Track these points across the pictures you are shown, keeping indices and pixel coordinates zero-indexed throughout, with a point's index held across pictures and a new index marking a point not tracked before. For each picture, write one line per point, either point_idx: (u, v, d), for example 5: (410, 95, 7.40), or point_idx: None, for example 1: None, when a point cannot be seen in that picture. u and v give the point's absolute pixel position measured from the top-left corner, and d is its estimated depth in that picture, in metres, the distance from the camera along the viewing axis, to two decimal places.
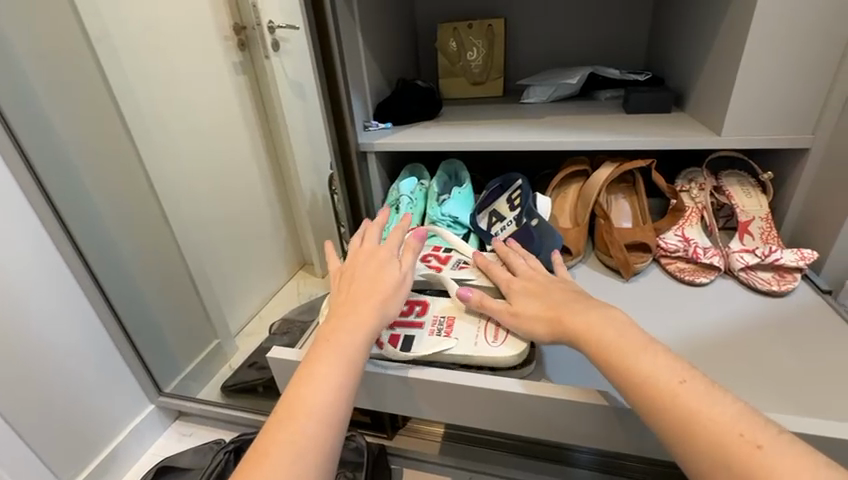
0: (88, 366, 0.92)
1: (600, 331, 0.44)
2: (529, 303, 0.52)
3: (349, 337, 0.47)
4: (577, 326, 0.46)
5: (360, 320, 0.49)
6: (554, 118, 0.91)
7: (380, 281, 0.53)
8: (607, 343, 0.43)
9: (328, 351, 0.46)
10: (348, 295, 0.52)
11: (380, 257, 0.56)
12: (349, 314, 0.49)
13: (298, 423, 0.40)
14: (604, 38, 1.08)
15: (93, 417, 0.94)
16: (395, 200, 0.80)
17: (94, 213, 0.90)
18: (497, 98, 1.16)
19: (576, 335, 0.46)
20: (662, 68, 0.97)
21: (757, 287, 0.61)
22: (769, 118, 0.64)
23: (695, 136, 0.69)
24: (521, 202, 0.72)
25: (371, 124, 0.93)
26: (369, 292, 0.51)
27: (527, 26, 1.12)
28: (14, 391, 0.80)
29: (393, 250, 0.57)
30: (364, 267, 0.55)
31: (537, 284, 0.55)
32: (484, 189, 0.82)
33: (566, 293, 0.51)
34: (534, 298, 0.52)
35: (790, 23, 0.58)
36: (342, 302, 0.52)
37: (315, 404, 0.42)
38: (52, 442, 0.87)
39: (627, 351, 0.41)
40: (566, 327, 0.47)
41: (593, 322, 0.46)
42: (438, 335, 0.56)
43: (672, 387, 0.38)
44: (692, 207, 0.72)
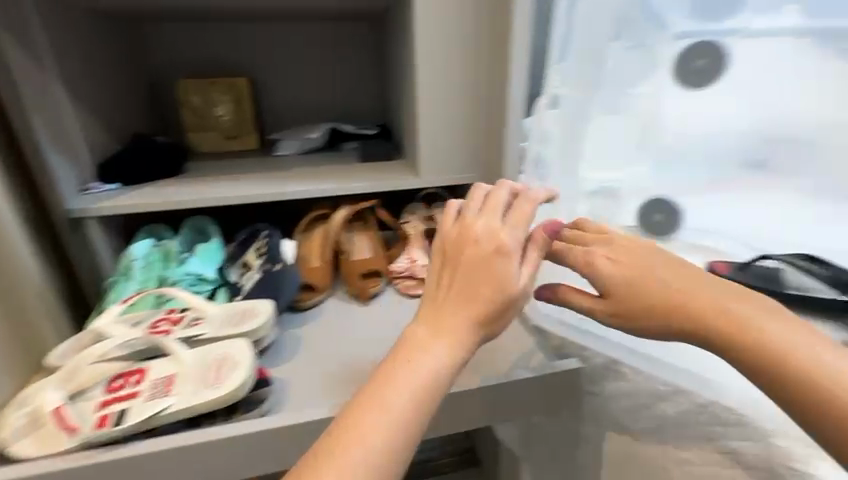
0: None
1: (686, 285, 0.43)
2: (611, 266, 0.47)
3: (438, 352, 0.40)
4: (643, 283, 0.45)
5: (457, 333, 0.41)
6: (301, 170, 0.99)
7: (481, 291, 0.42)
8: (686, 297, 0.42)
9: (405, 364, 0.39)
10: (449, 290, 0.43)
11: (501, 237, 0.45)
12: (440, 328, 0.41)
13: (350, 451, 0.34)
14: (343, 100, 1.24)
15: None
16: (126, 266, 0.73)
17: None
18: (252, 151, 1.18)
19: (633, 294, 0.45)
20: (390, 126, 1.18)
21: None
22: (450, 163, 0.83)
23: (404, 179, 0.86)
24: (267, 250, 0.76)
25: (92, 186, 0.83)
26: (463, 304, 0.42)
27: (272, 86, 1.20)
28: None
29: (516, 232, 0.47)
30: (477, 254, 0.44)
31: (630, 258, 0.48)
32: (234, 242, 0.83)
33: (642, 255, 0.47)
34: (635, 278, 0.46)
35: (444, 95, 0.78)
36: (441, 295, 0.43)
37: (371, 429, 0.35)
38: None
39: (697, 305, 0.42)
40: (626, 285, 0.46)
41: (672, 287, 0.44)
42: (156, 398, 0.47)
43: (756, 327, 0.39)
44: (413, 233, 0.88)
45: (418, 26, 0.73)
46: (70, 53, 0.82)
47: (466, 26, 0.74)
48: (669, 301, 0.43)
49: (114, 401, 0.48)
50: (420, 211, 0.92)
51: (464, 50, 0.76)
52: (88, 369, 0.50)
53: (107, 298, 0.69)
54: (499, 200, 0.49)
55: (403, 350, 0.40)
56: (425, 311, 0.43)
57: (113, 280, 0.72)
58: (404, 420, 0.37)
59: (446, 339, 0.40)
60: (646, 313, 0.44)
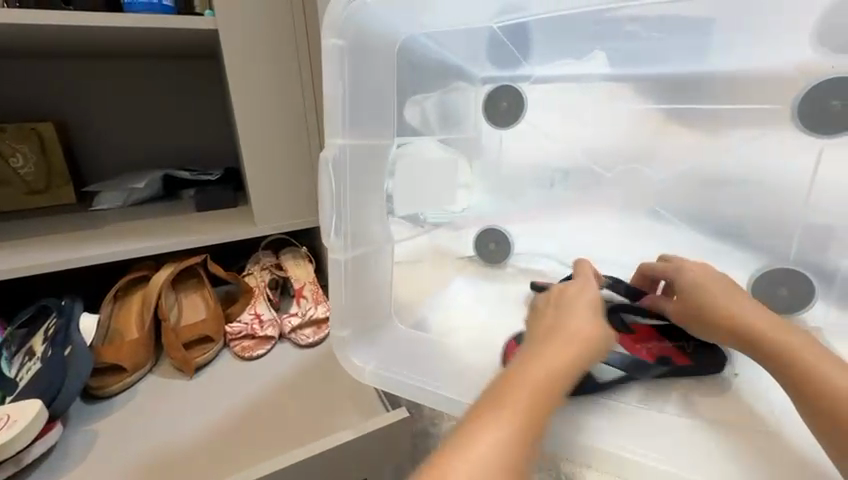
0: None
1: (719, 289, 0.48)
2: (695, 269, 0.52)
3: (545, 395, 0.36)
4: (698, 284, 0.50)
5: (562, 372, 0.37)
6: (122, 226, 0.86)
7: (562, 357, 0.38)
8: (718, 294, 0.48)
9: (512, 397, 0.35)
10: (547, 329, 0.41)
11: (587, 304, 0.45)
12: (519, 399, 0.35)
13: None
14: (185, 142, 1.14)
15: None
16: None
17: None
18: (67, 207, 1.01)
19: (697, 295, 0.49)
20: (239, 168, 1.10)
21: (301, 343, 0.73)
22: (287, 208, 0.80)
23: (240, 229, 0.80)
24: (56, 330, 0.63)
25: None
26: (545, 373, 0.37)
27: (91, 131, 1.05)
28: None
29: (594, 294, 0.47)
30: (560, 323, 0.42)
31: (704, 280, 0.50)
32: (16, 324, 0.68)
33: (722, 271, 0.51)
34: (702, 292, 0.49)
35: (269, 140, 0.75)
36: (545, 332, 0.41)
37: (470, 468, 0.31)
38: None
39: (725, 303, 0.46)
40: (691, 282, 0.50)
41: (726, 289, 0.48)
42: None
43: (763, 327, 0.43)
44: (256, 286, 0.81)
45: (227, 68, 0.69)
46: None
47: (283, 69, 0.73)
48: (711, 299, 0.48)
49: None
50: (266, 258, 0.86)
51: (285, 93, 0.74)
52: None
53: None
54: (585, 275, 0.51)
55: (479, 412, 0.35)
56: (528, 346, 0.40)
57: None
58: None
59: (524, 417, 0.34)
60: (696, 306, 0.48)
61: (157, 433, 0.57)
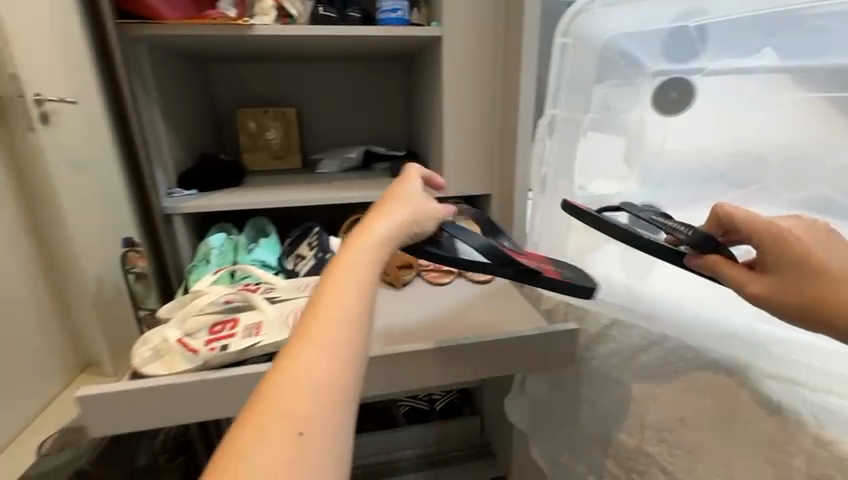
0: None
1: (827, 260, 0.47)
2: (797, 233, 0.50)
3: (370, 263, 0.43)
4: (803, 256, 0.48)
5: (378, 242, 0.45)
6: (342, 182, 1.16)
7: (386, 238, 0.46)
8: (831, 266, 0.47)
9: (345, 273, 0.40)
10: (369, 220, 0.49)
11: (410, 197, 0.54)
12: (348, 269, 0.41)
13: (306, 359, 0.33)
14: (375, 126, 1.44)
15: None
16: (205, 253, 0.90)
17: None
18: (294, 169, 1.36)
19: (795, 267, 0.48)
20: (415, 149, 1.37)
21: (476, 278, 0.93)
22: (468, 174, 1.02)
23: (432, 189, 1.04)
24: (318, 242, 0.93)
25: (175, 191, 0.99)
26: (370, 246, 0.44)
27: (315, 114, 1.41)
28: None
29: (406, 194, 0.55)
30: (383, 214, 0.50)
31: (781, 251, 0.50)
32: (287, 238, 0.99)
33: (819, 231, 0.50)
34: (788, 272, 0.49)
35: (465, 120, 0.97)
36: (368, 223, 0.48)
37: (324, 334, 0.35)
38: None
39: (834, 285, 0.46)
40: (790, 252, 0.49)
41: (837, 259, 0.48)
42: (250, 336, 0.62)
43: None
44: None
45: (443, 69, 0.94)
46: (167, 81, 1.02)
47: (480, 70, 0.95)
48: (821, 273, 0.47)
49: (216, 338, 0.62)
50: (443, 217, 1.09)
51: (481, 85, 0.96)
52: (198, 316, 0.64)
53: (192, 278, 0.86)
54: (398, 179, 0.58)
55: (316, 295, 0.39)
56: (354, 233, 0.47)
57: (193, 265, 0.89)
58: (338, 341, 0.35)
59: (354, 283, 0.40)
60: (794, 281, 0.48)
61: (387, 318, 0.81)
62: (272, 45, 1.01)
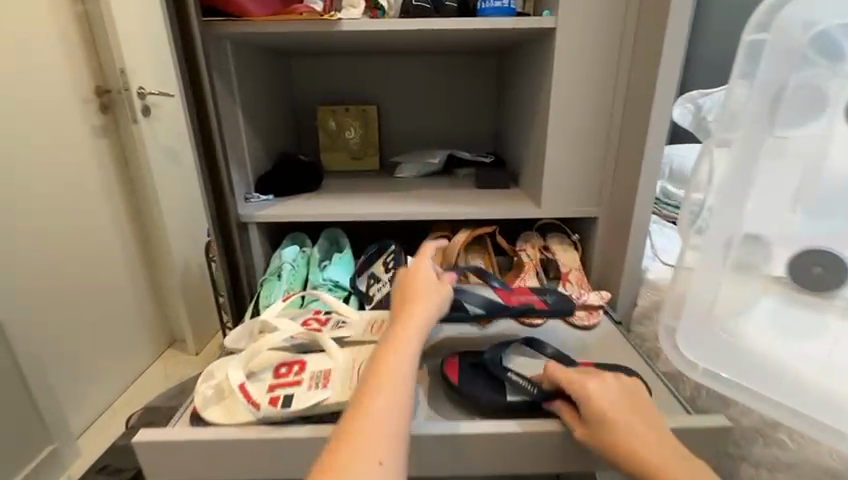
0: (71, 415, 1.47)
1: (642, 438, 0.47)
2: (597, 396, 0.51)
3: (411, 336, 0.52)
4: (616, 436, 0.48)
5: (415, 319, 0.54)
6: (423, 191, 1.06)
7: (419, 315, 0.55)
8: (649, 457, 0.45)
9: (396, 343, 0.50)
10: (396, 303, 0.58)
11: (422, 278, 0.62)
12: (400, 339, 0.51)
13: (380, 405, 0.43)
14: (459, 126, 1.32)
15: None
16: (277, 268, 0.84)
17: None
18: (374, 172, 1.27)
19: (612, 445, 0.48)
20: (503, 154, 1.22)
21: (575, 323, 0.80)
22: (572, 194, 0.86)
23: (526, 209, 0.89)
24: (395, 263, 0.83)
25: (252, 196, 0.96)
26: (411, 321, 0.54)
27: (396, 112, 1.31)
28: None
29: (424, 275, 0.63)
30: (411, 292, 0.60)
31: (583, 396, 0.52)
32: (362, 254, 0.91)
33: (618, 396, 0.52)
34: (596, 413, 0.50)
35: (574, 129, 0.81)
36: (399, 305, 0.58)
37: (389, 388, 0.45)
38: None
39: (630, 434, 0.48)
40: (606, 419, 0.50)
41: (642, 440, 0.47)
42: (316, 388, 0.54)
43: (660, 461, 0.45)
44: (530, 262, 0.91)
45: (554, 67, 0.78)
46: (250, 79, 0.97)
47: (601, 67, 0.78)
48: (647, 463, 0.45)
49: (280, 385, 0.55)
50: (536, 240, 0.95)
51: (600, 86, 0.79)
52: (265, 353, 0.59)
53: (262, 295, 0.80)
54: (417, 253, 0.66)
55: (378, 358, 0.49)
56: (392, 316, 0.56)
57: (265, 279, 0.83)
58: (400, 393, 0.45)
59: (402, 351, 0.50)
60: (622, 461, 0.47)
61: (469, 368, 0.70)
62: (358, 39, 0.92)
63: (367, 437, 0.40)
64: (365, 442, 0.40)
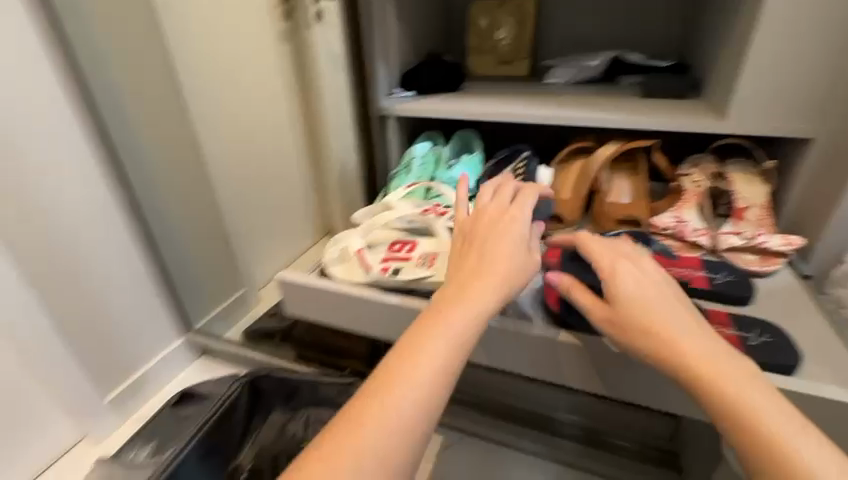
0: (129, 307, 1.09)
1: (674, 333, 0.43)
2: (629, 276, 0.49)
3: (472, 305, 0.44)
4: (640, 318, 0.45)
5: (487, 288, 0.45)
6: (574, 97, 0.93)
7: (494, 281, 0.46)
8: (657, 333, 0.44)
9: (450, 310, 0.44)
10: (474, 251, 0.50)
11: (514, 227, 0.51)
12: (462, 308, 0.44)
13: (407, 384, 0.39)
14: (637, 23, 1.09)
15: (130, 351, 1.12)
16: (408, 162, 0.87)
17: (143, 164, 1.02)
18: (522, 78, 1.16)
19: (634, 328, 0.46)
20: (692, 57, 0.97)
21: (740, 267, 0.64)
22: (778, 104, 0.64)
23: (703, 121, 0.71)
24: (525, 172, 0.78)
25: (395, 91, 0.97)
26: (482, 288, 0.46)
27: (560, 6, 1.14)
28: (69, 300, 0.97)
29: (517, 221, 0.53)
30: (493, 243, 0.50)
31: (622, 276, 0.49)
32: (492, 159, 0.87)
33: (651, 280, 0.48)
34: (631, 292, 0.48)
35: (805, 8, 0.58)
36: (473, 259, 0.49)
37: (426, 374, 0.40)
38: (96, 350, 1.05)
39: (662, 322, 0.44)
40: (633, 301, 0.47)
41: (667, 321, 0.44)
42: (422, 266, 0.56)
43: (696, 362, 0.41)
44: (691, 190, 0.74)
45: None
46: None
47: None
48: (683, 361, 0.42)
49: (391, 259, 0.59)
50: (708, 164, 0.77)
51: None
52: (380, 230, 0.63)
53: (392, 185, 0.85)
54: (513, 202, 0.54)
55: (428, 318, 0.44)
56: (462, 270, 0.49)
57: (397, 171, 0.88)
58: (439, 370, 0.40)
59: (458, 322, 0.43)
60: (645, 347, 0.44)
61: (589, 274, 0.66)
62: None
63: (385, 418, 0.38)
64: (382, 421, 0.37)
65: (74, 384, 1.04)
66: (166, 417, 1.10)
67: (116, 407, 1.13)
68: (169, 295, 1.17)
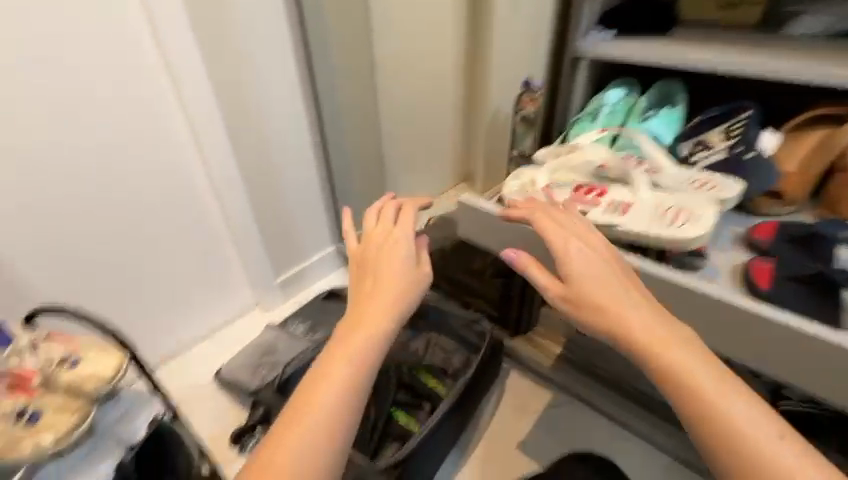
0: (317, 214, 1.59)
1: (624, 319, 0.51)
2: (579, 259, 0.56)
3: (369, 322, 0.58)
4: (596, 298, 0.53)
5: (382, 309, 0.59)
6: (825, 51, 0.77)
7: (391, 299, 0.61)
8: (612, 311, 0.52)
9: (361, 326, 0.57)
10: (372, 276, 0.64)
11: (401, 256, 0.66)
12: (370, 325, 0.57)
13: (322, 391, 0.52)
14: None
15: (308, 242, 1.61)
16: (595, 109, 0.82)
17: (335, 115, 1.37)
18: (747, 26, 0.95)
19: (593, 307, 0.53)
20: None
21: None
22: None
23: None
24: (743, 133, 0.69)
25: (596, 29, 0.90)
26: (382, 307, 0.59)
27: None
28: (264, 192, 1.40)
29: (407, 248, 0.68)
30: (383, 274, 0.63)
31: (580, 260, 0.57)
32: (698, 115, 0.77)
33: (596, 261, 0.57)
34: (587, 273, 0.55)
35: None
36: (371, 287, 0.63)
37: (339, 376, 0.53)
38: (274, 234, 1.50)
39: (612, 300, 0.53)
40: (584, 289, 0.54)
41: (613, 300, 0.53)
42: (614, 213, 0.63)
43: (649, 341, 0.49)
44: None
45: None
46: None
47: None
48: (636, 340, 0.50)
49: (581, 202, 0.65)
50: None
51: None
52: (567, 172, 0.70)
53: (572, 131, 0.82)
54: (380, 237, 0.69)
55: (345, 335, 0.57)
56: (358, 296, 0.62)
57: (580, 117, 0.84)
58: (352, 375, 0.54)
59: (367, 328, 0.57)
60: (606, 326, 0.52)
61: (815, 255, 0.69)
62: None
63: (311, 415, 0.50)
64: (309, 417, 0.50)
65: (249, 254, 1.46)
66: (315, 305, 1.43)
67: (290, 287, 1.61)
68: (352, 208, 1.68)
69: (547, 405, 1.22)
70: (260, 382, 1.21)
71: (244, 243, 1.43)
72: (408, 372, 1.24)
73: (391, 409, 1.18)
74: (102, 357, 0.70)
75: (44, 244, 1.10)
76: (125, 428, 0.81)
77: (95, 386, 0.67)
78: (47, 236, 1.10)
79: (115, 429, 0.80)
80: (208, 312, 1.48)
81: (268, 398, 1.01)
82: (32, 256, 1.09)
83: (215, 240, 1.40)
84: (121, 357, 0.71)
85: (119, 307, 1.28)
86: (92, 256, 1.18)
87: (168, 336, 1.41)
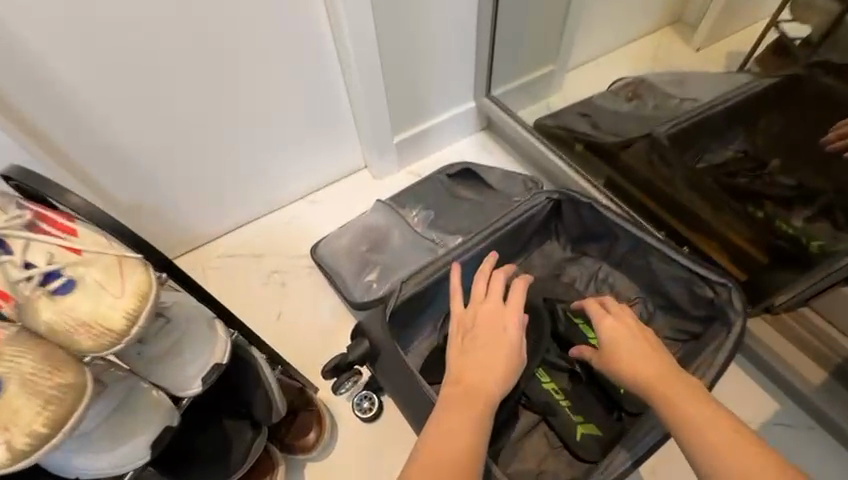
0: (453, 46, 1.07)
1: (654, 383, 0.59)
2: (612, 329, 0.67)
3: (478, 385, 0.59)
4: (627, 365, 0.62)
5: (490, 378, 0.60)
6: None
7: (499, 364, 0.61)
8: (651, 380, 0.59)
9: (469, 390, 0.59)
10: (481, 351, 0.62)
11: (512, 326, 0.64)
12: (474, 387, 0.59)
13: (441, 448, 0.54)
14: None
15: (440, 91, 1.13)
16: None
17: None
18: None
19: (627, 374, 0.62)
20: None
21: None
22: None
23: None
24: None
25: None
26: (489, 369, 0.60)
27: None
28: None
29: (513, 314, 0.65)
30: (485, 339, 0.63)
31: (624, 326, 0.67)
32: None
33: (627, 332, 0.66)
34: (624, 336, 0.66)
35: None
36: (470, 352, 0.62)
37: (460, 440, 0.54)
38: (398, 73, 1.03)
39: (652, 376, 0.60)
40: (623, 363, 0.63)
41: (646, 365, 0.61)
42: None
43: (678, 411, 0.55)
44: None
45: None
46: None
47: None
48: (667, 401, 0.57)
49: None
50: None
51: None
52: None
53: None
54: (473, 296, 0.69)
55: (450, 394, 0.59)
56: (457, 357, 0.63)
57: None
58: (472, 439, 0.55)
59: (475, 394, 0.58)
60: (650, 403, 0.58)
61: None
62: None
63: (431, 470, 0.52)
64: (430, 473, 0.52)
65: (356, 97, 1.04)
66: (439, 186, 1.01)
67: (406, 155, 1.20)
68: (502, 44, 1.13)
69: (763, 419, 0.82)
70: (365, 295, 0.90)
71: (352, 80, 1.00)
72: (564, 319, 0.85)
73: (535, 368, 0.81)
74: (100, 291, 0.41)
75: (90, 46, 0.75)
76: (180, 375, 0.50)
77: (95, 346, 0.41)
78: (108, 56, 0.78)
79: (157, 372, 0.49)
80: (306, 170, 1.15)
81: (378, 336, 0.72)
82: (78, 62, 0.76)
83: (311, 70, 0.98)
84: (142, 297, 0.42)
85: (210, 159, 1.01)
86: (155, 72, 0.83)
87: (260, 194, 1.13)
